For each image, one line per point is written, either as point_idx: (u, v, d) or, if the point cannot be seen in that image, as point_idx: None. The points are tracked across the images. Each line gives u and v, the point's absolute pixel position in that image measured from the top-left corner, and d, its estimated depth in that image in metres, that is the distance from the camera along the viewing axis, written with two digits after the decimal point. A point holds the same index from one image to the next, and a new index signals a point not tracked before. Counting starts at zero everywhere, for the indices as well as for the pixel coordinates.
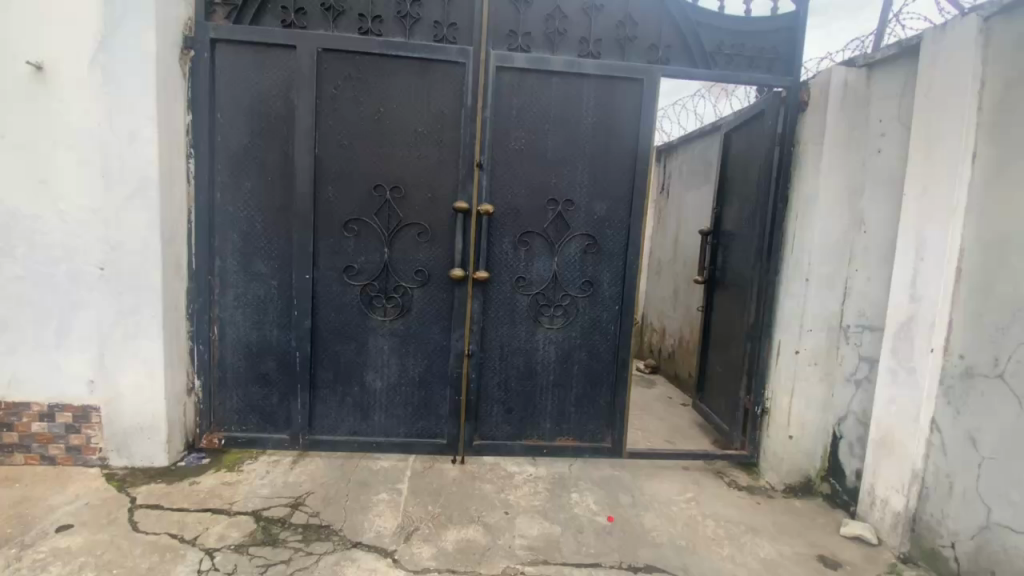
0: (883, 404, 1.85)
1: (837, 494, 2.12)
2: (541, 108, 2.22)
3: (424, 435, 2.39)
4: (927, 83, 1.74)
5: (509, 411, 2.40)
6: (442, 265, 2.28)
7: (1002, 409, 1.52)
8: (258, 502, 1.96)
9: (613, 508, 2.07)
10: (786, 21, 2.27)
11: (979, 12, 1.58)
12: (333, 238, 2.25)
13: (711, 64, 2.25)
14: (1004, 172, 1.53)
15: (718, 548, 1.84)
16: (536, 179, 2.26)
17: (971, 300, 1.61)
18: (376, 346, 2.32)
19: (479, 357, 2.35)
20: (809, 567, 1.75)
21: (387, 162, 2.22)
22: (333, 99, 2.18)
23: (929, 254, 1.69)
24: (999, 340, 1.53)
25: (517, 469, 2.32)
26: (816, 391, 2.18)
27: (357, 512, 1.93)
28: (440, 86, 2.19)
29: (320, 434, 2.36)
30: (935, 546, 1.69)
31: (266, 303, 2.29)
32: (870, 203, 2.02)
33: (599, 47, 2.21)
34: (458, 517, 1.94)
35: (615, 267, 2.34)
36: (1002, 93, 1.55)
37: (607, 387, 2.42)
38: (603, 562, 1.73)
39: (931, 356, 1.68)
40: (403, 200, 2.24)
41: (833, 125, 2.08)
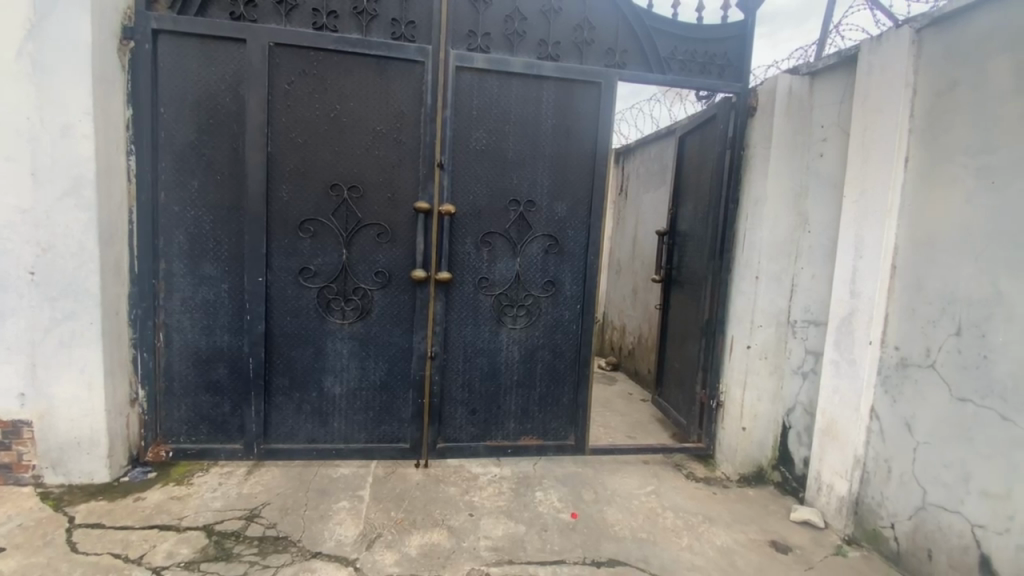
0: (828, 394, 1.96)
1: (787, 481, 2.23)
2: (501, 108, 2.23)
3: (386, 440, 2.34)
4: (864, 92, 1.86)
5: (473, 412, 2.39)
6: (403, 265, 2.24)
7: (932, 396, 1.63)
8: (210, 516, 1.87)
9: (576, 504, 2.09)
10: (736, 29, 2.36)
11: (911, 25, 1.70)
12: (288, 239, 2.17)
13: (666, 69, 2.32)
14: (934, 174, 1.64)
15: (678, 538, 1.89)
16: (497, 179, 2.26)
17: (905, 295, 1.72)
18: (334, 350, 2.26)
19: (442, 359, 2.32)
20: (762, 552, 1.83)
21: (345, 161, 2.16)
22: (287, 95, 2.11)
23: (868, 252, 1.80)
24: (930, 332, 1.64)
25: (481, 470, 2.32)
26: (766, 384, 2.28)
27: (317, 521, 1.88)
28: (399, 84, 2.15)
29: (276, 442, 2.28)
30: (875, 527, 1.80)
31: (216, 307, 2.19)
32: (814, 205, 2.13)
33: (557, 50, 2.23)
34: (422, 521, 1.91)
35: (576, 267, 2.37)
36: (932, 101, 1.67)
37: (569, 386, 2.45)
38: (567, 559, 1.74)
39: (870, 348, 1.79)
40: (361, 199, 2.19)
41: (781, 128, 2.18)
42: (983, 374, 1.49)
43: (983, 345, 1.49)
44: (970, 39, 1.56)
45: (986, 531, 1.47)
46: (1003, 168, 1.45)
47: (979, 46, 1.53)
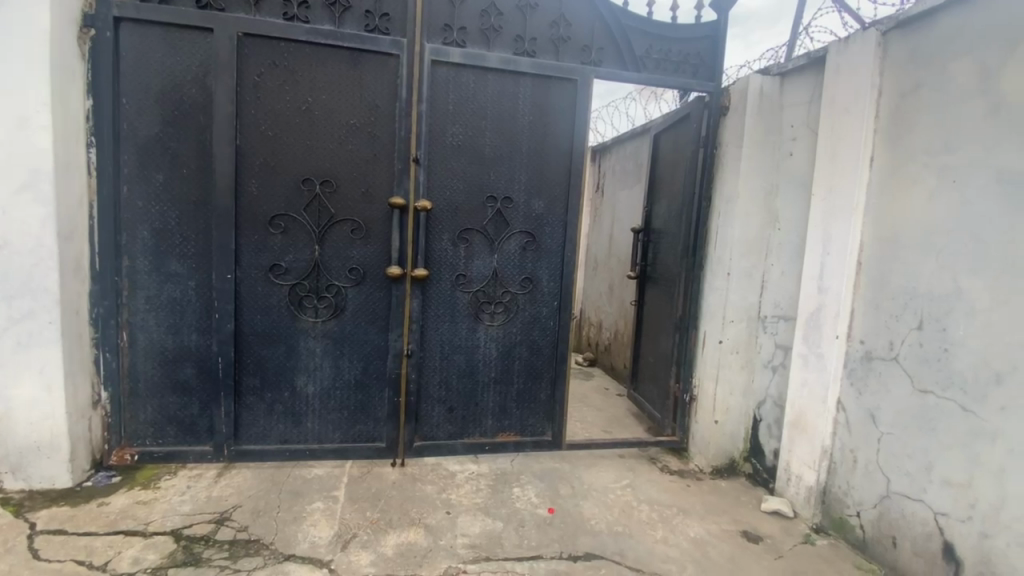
0: (797, 387, 2.02)
1: (758, 473, 2.29)
2: (478, 104, 2.21)
3: (361, 439, 2.31)
4: (832, 92, 1.91)
5: (450, 410, 2.38)
6: (379, 262, 2.21)
7: (895, 388, 1.69)
8: (178, 520, 1.82)
9: (553, 499, 2.10)
10: (709, 29, 2.39)
11: (877, 27, 1.75)
12: (258, 235, 2.12)
13: (641, 67, 2.33)
14: (897, 173, 1.70)
15: (653, 531, 1.92)
16: (474, 175, 2.25)
17: (870, 290, 1.78)
18: (307, 348, 2.22)
19: (419, 357, 2.30)
20: (734, 542, 1.87)
21: (317, 156, 2.12)
22: (257, 87, 2.05)
23: (835, 249, 1.86)
24: (893, 326, 1.70)
25: (459, 468, 2.31)
26: (738, 378, 2.33)
27: (290, 523, 1.84)
28: (373, 78, 2.12)
29: (247, 444, 2.22)
30: (842, 515, 1.87)
31: (182, 305, 2.12)
32: (784, 203, 2.19)
33: (534, 46, 2.23)
34: (398, 520, 1.89)
35: (553, 263, 2.38)
36: (896, 102, 1.72)
37: (547, 382, 2.46)
38: (544, 554, 1.75)
39: (837, 342, 1.85)
40: (334, 194, 2.14)
41: (753, 127, 2.22)
42: (943, 366, 1.55)
43: (943, 339, 1.54)
44: (933, 42, 1.61)
45: (947, 518, 1.52)
46: (963, 168, 1.51)
47: (941, 50, 1.59)
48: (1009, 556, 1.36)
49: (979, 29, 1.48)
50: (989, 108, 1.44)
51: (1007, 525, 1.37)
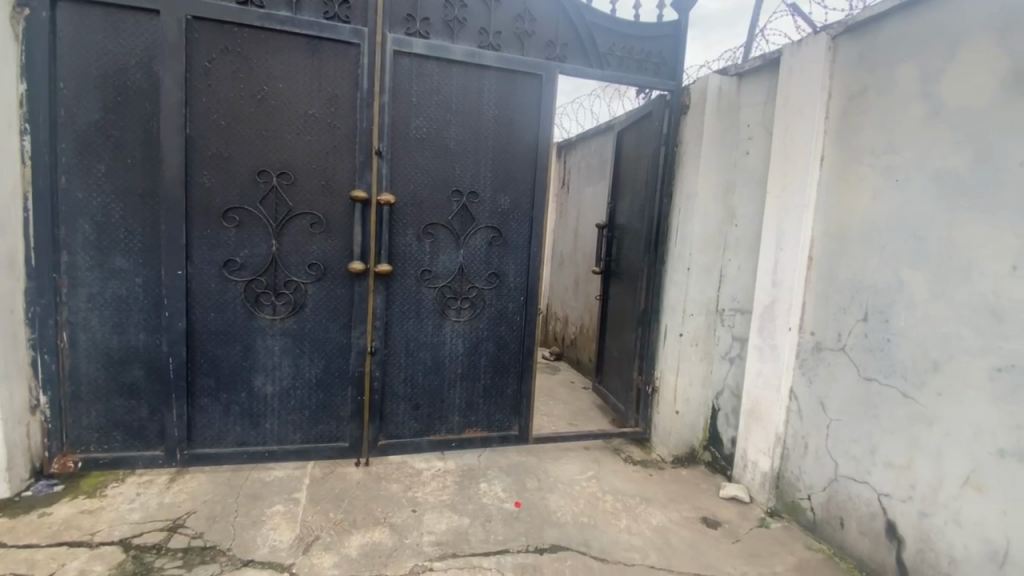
0: (752, 377, 2.10)
1: (717, 460, 2.37)
2: (442, 96, 2.18)
3: (323, 439, 2.25)
4: (787, 93, 1.98)
5: (416, 408, 2.35)
6: (340, 258, 2.15)
7: (842, 377, 1.78)
8: (127, 529, 1.72)
9: (520, 493, 2.11)
10: (670, 29, 2.43)
11: (828, 31, 1.83)
12: (210, 229, 2.03)
13: (604, 64, 2.35)
14: (845, 172, 1.78)
15: (617, 520, 1.96)
16: (438, 169, 2.22)
17: (820, 284, 1.87)
18: (264, 347, 2.14)
19: (383, 354, 2.26)
20: (694, 528, 1.93)
21: (274, 147, 2.04)
22: (208, 74, 1.96)
23: (788, 244, 1.94)
24: (841, 318, 1.79)
25: (425, 465, 2.29)
26: (697, 369, 2.40)
27: (248, 528, 1.78)
28: (333, 67, 2.05)
29: (201, 447, 2.13)
30: (794, 499, 1.96)
31: (129, 303, 2.00)
32: (740, 199, 2.26)
33: (498, 39, 2.21)
34: (362, 520, 1.86)
35: (519, 258, 2.38)
36: (845, 104, 1.80)
37: (513, 377, 2.46)
38: (511, 548, 1.76)
39: (790, 334, 1.94)
40: (293, 187, 2.07)
41: (712, 125, 2.28)
42: (886, 355, 1.64)
43: (887, 329, 1.63)
44: (879, 47, 1.69)
45: (890, 499, 1.61)
46: (905, 168, 1.59)
47: (886, 55, 1.67)
48: (945, 533, 1.46)
49: (921, 36, 1.56)
50: (929, 111, 1.53)
51: (943, 503, 1.46)
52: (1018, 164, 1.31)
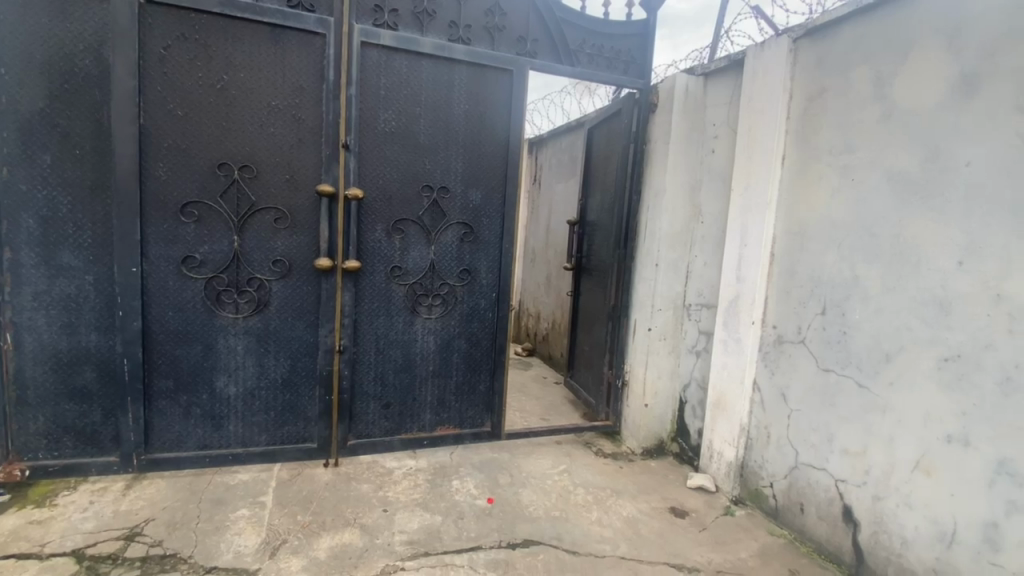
0: (718, 370, 2.16)
1: (684, 451, 2.43)
2: (411, 89, 2.14)
3: (290, 441, 2.19)
4: (750, 94, 2.04)
5: (387, 406, 2.31)
6: (307, 254, 2.09)
7: (801, 369, 1.85)
8: (80, 539, 1.64)
9: (492, 489, 2.11)
10: (639, 28, 2.46)
11: (789, 34, 1.89)
12: (166, 224, 1.94)
13: (575, 61, 2.36)
14: (805, 170, 1.85)
15: (588, 513, 1.98)
16: (408, 164, 2.18)
17: (781, 279, 1.93)
18: (226, 347, 2.07)
19: (352, 353, 2.21)
20: (663, 519, 1.97)
21: (235, 139, 1.97)
22: (163, 62, 1.87)
23: (752, 240, 2.00)
24: (801, 312, 1.85)
25: (396, 464, 2.26)
26: (665, 362, 2.45)
27: (211, 534, 1.72)
28: (297, 57, 1.99)
29: (160, 451, 2.05)
30: (758, 487, 2.02)
31: (79, 302, 1.90)
32: (706, 197, 2.32)
33: (468, 33, 2.19)
34: (332, 522, 1.83)
35: (491, 255, 2.37)
36: (805, 105, 1.86)
37: (485, 373, 2.46)
38: (483, 544, 1.76)
39: (753, 328, 2.00)
40: (255, 181, 2.00)
41: (680, 123, 2.32)
42: (843, 347, 1.71)
43: (843, 323, 1.70)
44: (836, 51, 1.75)
45: (847, 484, 1.68)
46: (861, 168, 1.66)
47: (843, 58, 1.73)
48: (898, 515, 1.53)
49: (875, 41, 1.63)
50: (883, 113, 1.60)
51: (895, 487, 1.54)
52: (964, 165, 1.39)
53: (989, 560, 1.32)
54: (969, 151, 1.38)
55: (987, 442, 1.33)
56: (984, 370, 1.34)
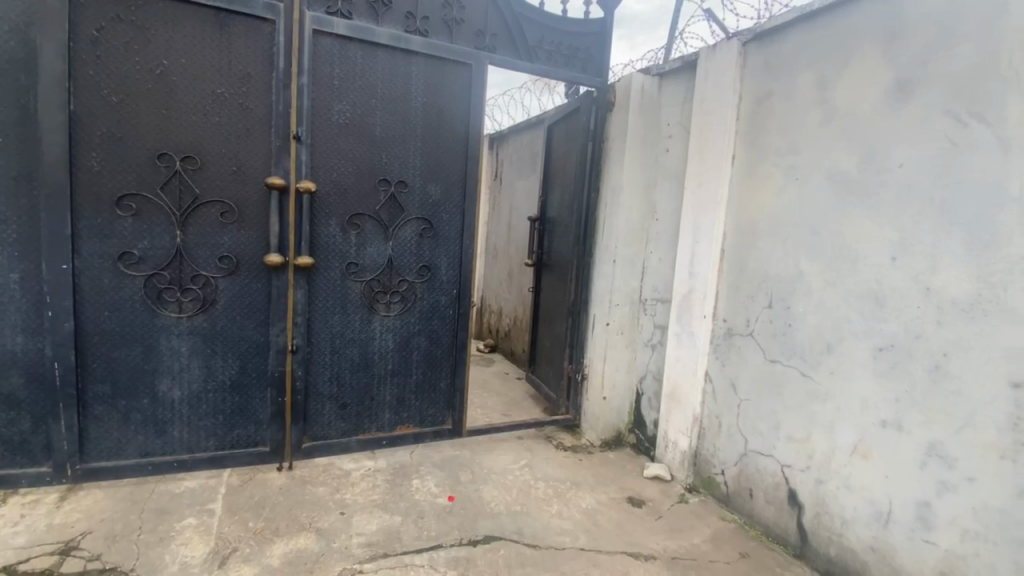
0: (673, 363, 2.23)
1: (641, 442, 2.50)
2: (366, 81, 2.08)
3: (240, 445, 2.10)
4: (703, 96, 2.10)
5: (343, 407, 2.25)
6: (257, 250, 2.00)
7: (749, 360, 1.93)
8: (8, 556, 1.51)
9: (453, 487, 2.10)
10: (597, 26, 2.49)
11: (739, 38, 1.96)
12: (100, 218, 1.81)
13: (534, 57, 2.36)
14: (753, 169, 1.92)
15: (549, 506, 2.00)
16: (364, 157, 2.12)
17: (731, 275, 2.01)
18: (170, 348, 1.96)
19: (306, 352, 2.14)
20: (621, 509, 2.02)
21: (177, 128, 1.86)
22: (96, 44, 1.74)
23: (704, 237, 2.07)
24: (749, 305, 1.93)
25: (353, 465, 2.21)
26: (623, 356, 2.50)
27: (155, 546, 1.62)
28: (244, 43, 1.90)
29: (97, 460, 1.92)
30: (710, 475, 2.10)
31: (3, 302, 1.75)
32: (661, 194, 2.38)
33: (426, 25, 2.15)
34: (286, 527, 1.76)
35: (451, 251, 2.34)
36: (753, 108, 1.94)
37: (445, 371, 2.43)
38: (444, 542, 1.74)
39: (705, 321, 2.07)
40: (199, 173, 1.90)
41: (637, 122, 2.37)
42: (788, 338, 1.79)
43: (789, 315, 1.79)
44: (782, 56, 1.83)
45: (792, 469, 1.77)
46: (805, 168, 1.74)
47: (788, 63, 1.81)
48: (838, 497, 1.63)
49: (817, 47, 1.71)
50: (824, 117, 1.68)
51: (836, 470, 1.63)
52: (898, 166, 1.48)
53: (922, 537, 1.42)
54: (902, 153, 1.47)
55: (919, 426, 1.43)
56: (915, 358, 1.44)
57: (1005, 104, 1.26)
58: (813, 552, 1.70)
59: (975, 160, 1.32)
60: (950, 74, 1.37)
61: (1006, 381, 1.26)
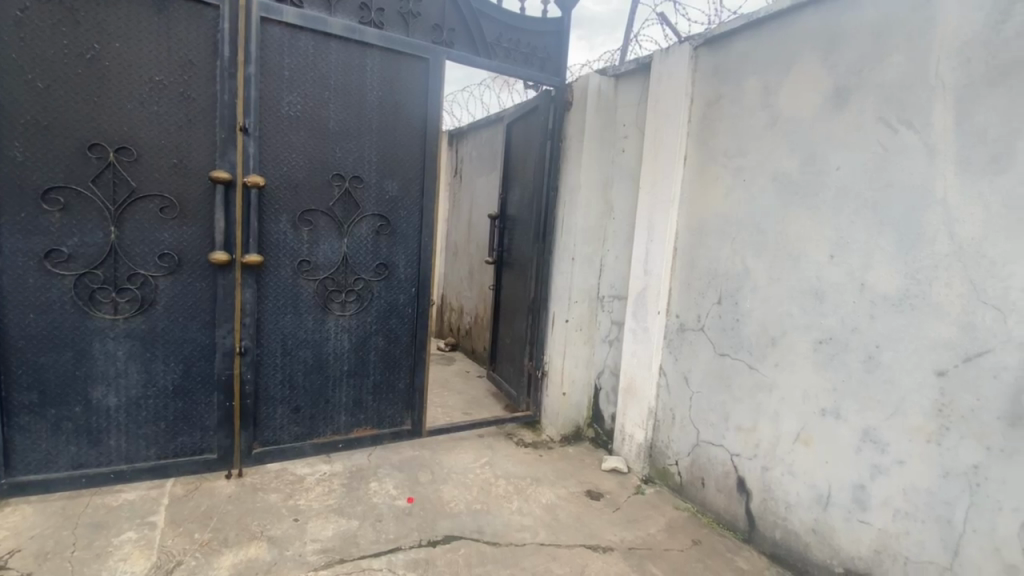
0: (629, 358, 2.28)
1: (599, 436, 2.55)
2: (319, 72, 2.01)
3: (184, 453, 1.99)
4: (657, 97, 2.16)
5: (297, 410, 2.18)
6: (201, 247, 1.90)
7: (700, 354, 2.00)
8: None
9: (412, 488, 2.07)
10: (554, 25, 2.50)
11: (690, 42, 2.02)
12: (24, 213, 1.67)
13: (492, 54, 2.35)
14: (704, 169, 1.99)
15: (509, 503, 2.01)
16: (316, 151, 2.05)
17: (683, 272, 2.07)
18: (105, 352, 1.83)
19: (255, 354, 2.05)
20: (580, 502, 2.05)
21: (111, 117, 1.74)
22: (17, 24, 1.60)
23: (658, 235, 2.13)
24: (700, 301, 2.00)
25: (308, 470, 2.14)
26: (581, 352, 2.54)
27: (90, 563, 1.52)
28: (185, 29, 1.80)
29: (24, 474, 1.78)
30: (665, 466, 2.17)
31: None
32: (618, 193, 2.43)
33: (381, 17, 2.10)
34: (235, 537, 1.69)
35: (409, 249, 2.30)
36: (703, 110, 2.00)
37: (404, 371, 2.39)
38: (403, 545, 1.72)
39: (659, 317, 2.13)
40: (136, 165, 1.78)
41: (593, 122, 2.40)
42: (735, 333, 1.87)
43: (736, 311, 1.86)
44: (730, 61, 1.90)
45: (740, 458, 1.85)
46: (751, 169, 1.81)
47: (736, 67, 1.88)
48: (783, 483, 1.71)
49: (762, 53, 1.79)
50: (768, 121, 1.76)
51: (781, 458, 1.72)
52: (835, 168, 1.57)
53: (858, 518, 1.51)
54: (839, 157, 1.56)
55: (854, 414, 1.52)
56: (851, 350, 1.53)
57: (931, 112, 1.36)
58: (759, 536, 1.79)
59: (904, 164, 1.41)
60: (881, 84, 1.46)
61: (931, 370, 1.36)
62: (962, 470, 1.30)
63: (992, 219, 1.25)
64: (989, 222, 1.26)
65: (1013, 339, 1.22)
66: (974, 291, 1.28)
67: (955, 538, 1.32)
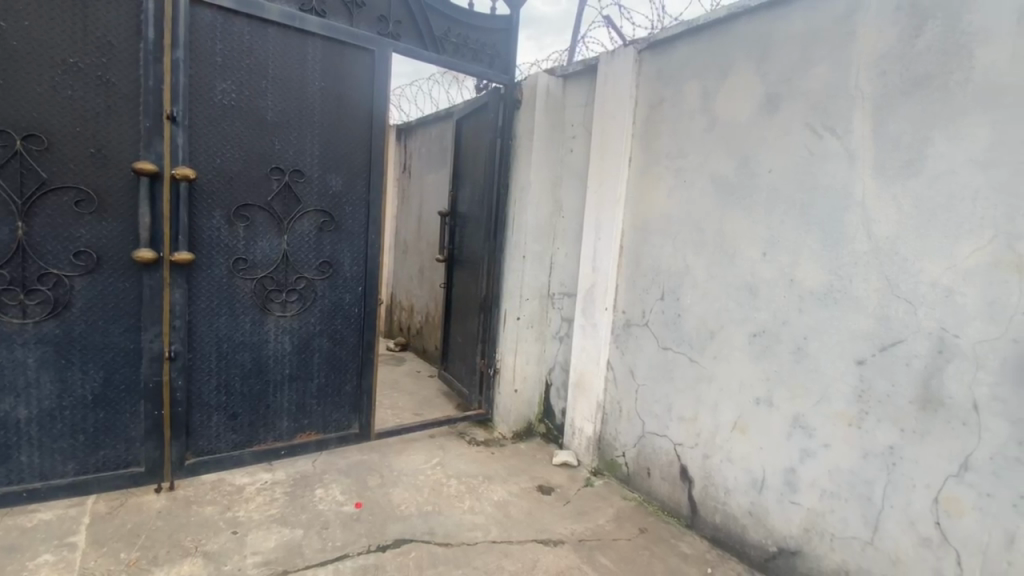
0: (579, 353, 2.33)
1: (550, 431, 2.58)
2: (255, 60, 1.91)
3: (107, 468, 1.84)
4: (604, 98, 2.21)
5: (234, 417, 2.06)
6: (124, 245, 1.76)
7: (646, 348, 2.06)
8: None
9: (361, 493, 2.02)
10: (503, 23, 2.51)
11: (635, 46, 2.07)
12: None
13: (440, 49, 2.31)
14: (648, 169, 2.05)
15: (461, 503, 2.00)
16: (253, 144, 1.95)
17: (629, 269, 2.13)
18: (12, 360, 1.66)
19: (186, 359, 1.92)
20: (532, 498, 2.07)
21: (15, 101, 1.57)
22: None
23: (605, 233, 2.18)
24: (644, 297, 2.07)
25: (248, 480, 2.04)
26: (533, 348, 2.56)
27: None
28: (104, 8, 1.65)
29: None
30: (613, 458, 2.23)
31: None
32: (566, 192, 2.46)
33: (322, 5, 2.02)
34: (166, 554, 1.58)
35: (355, 247, 2.23)
36: (647, 112, 2.06)
37: (350, 373, 2.32)
38: (350, 551, 1.67)
39: (606, 313, 2.19)
40: (47, 155, 1.63)
41: (542, 120, 2.43)
42: (677, 327, 1.94)
43: (678, 306, 1.94)
44: (672, 66, 1.97)
45: (684, 447, 1.93)
46: (690, 171, 1.89)
47: (677, 72, 1.95)
48: (722, 469, 1.80)
49: (702, 59, 1.86)
50: (707, 124, 1.84)
51: (720, 446, 1.81)
52: (767, 171, 1.66)
53: (789, 499, 1.62)
54: (770, 160, 1.65)
55: (785, 401, 1.62)
56: (782, 341, 1.63)
57: (851, 119, 1.47)
58: (701, 522, 1.87)
59: (828, 169, 1.51)
60: (806, 93, 1.56)
61: (852, 359, 1.47)
62: (879, 451, 1.42)
63: (904, 219, 1.37)
64: (901, 222, 1.37)
65: (922, 329, 1.34)
66: (889, 287, 1.39)
67: (874, 513, 1.43)
